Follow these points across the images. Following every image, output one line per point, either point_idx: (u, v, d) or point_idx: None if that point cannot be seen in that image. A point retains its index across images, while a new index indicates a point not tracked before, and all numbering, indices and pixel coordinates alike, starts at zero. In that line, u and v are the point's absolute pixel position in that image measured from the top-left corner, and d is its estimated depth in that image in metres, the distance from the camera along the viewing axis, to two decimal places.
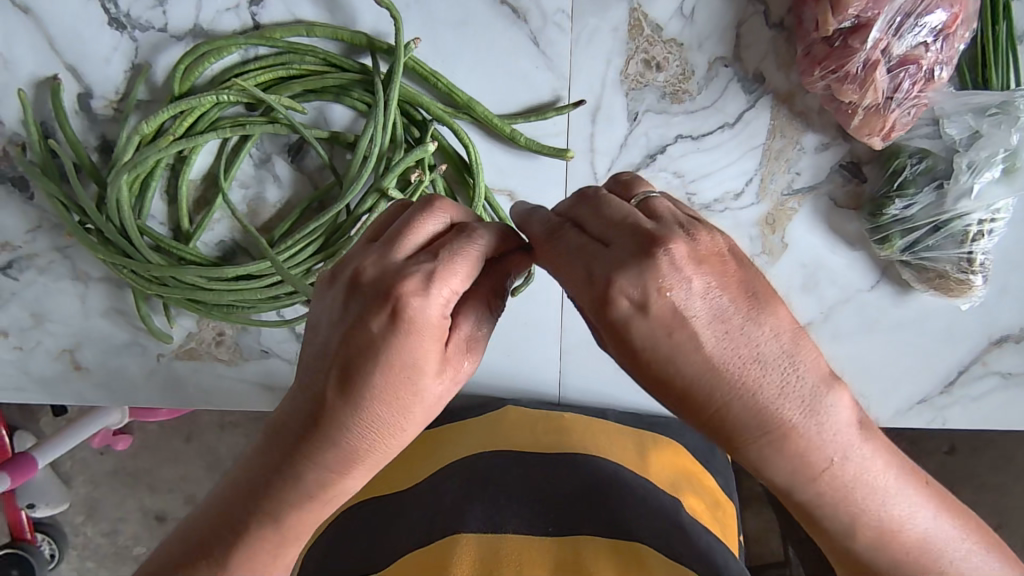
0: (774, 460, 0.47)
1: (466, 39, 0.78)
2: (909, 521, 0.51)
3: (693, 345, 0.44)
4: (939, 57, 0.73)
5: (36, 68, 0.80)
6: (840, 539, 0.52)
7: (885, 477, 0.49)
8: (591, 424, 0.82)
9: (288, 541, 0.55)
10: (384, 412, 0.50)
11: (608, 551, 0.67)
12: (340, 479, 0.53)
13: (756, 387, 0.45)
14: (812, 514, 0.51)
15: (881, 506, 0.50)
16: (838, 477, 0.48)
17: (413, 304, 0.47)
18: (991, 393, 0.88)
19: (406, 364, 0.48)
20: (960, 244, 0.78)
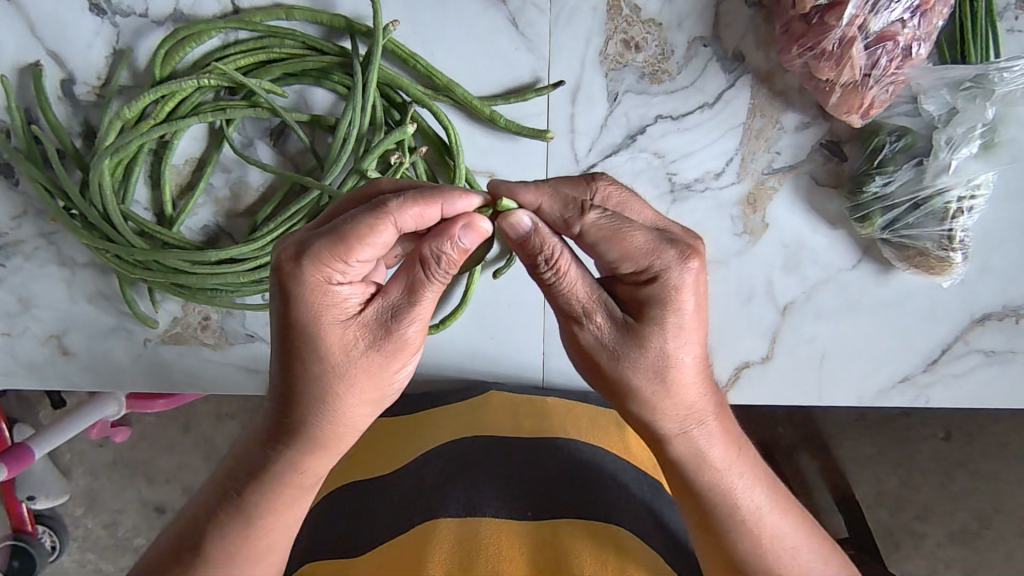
0: (685, 448, 0.60)
1: (446, 21, 0.79)
2: (790, 542, 0.64)
3: (687, 343, 0.55)
4: (917, 33, 0.73)
5: (18, 55, 0.80)
6: (738, 550, 0.63)
7: (768, 500, 0.63)
8: (572, 407, 0.82)
9: (251, 527, 0.58)
10: (324, 385, 0.53)
11: (589, 534, 0.67)
12: (292, 454, 0.56)
13: (693, 390, 0.58)
14: (716, 519, 0.62)
15: (771, 518, 0.63)
16: (731, 474, 0.62)
17: (307, 282, 0.51)
18: (974, 370, 0.88)
19: (303, 329, 0.52)
20: (941, 221, 0.78)
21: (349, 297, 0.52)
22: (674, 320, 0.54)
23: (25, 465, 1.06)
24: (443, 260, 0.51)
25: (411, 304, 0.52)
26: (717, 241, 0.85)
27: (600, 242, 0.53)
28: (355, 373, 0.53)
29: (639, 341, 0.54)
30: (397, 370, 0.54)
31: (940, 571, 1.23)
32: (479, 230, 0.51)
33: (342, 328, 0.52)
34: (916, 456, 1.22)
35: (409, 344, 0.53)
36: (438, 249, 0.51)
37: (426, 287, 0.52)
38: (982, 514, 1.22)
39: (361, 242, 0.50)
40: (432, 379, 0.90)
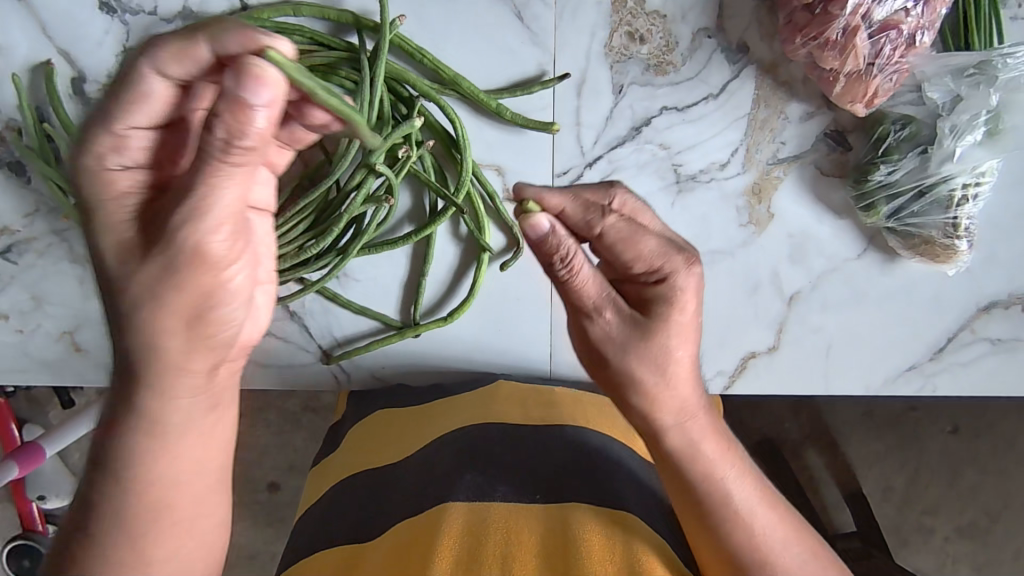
0: (678, 440, 0.63)
1: (451, 14, 0.79)
2: (782, 541, 0.64)
3: (680, 338, 0.59)
4: (921, 22, 0.73)
5: (30, 54, 0.81)
6: (732, 549, 0.64)
7: (757, 497, 0.65)
8: (580, 398, 0.82)
9: (139, 484, 0.53)
10: (134, 307, 0.50)
11: (593, 518, 0.67)
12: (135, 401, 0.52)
13: (684, 384, 0.61)
14: (709, 516, 0.64)
15: (761, 517, 0.65)
16: (723, 467, 0.65)
17: (84, 170, 0.51)
18: (980, 359, 0.89)
19: (90, 223, 0.51)
20: (946, 209, 0.78)
21: (136, 183, 0.52)
22: (675, 318, 0.58)
23: (36, 464, 1.07)
24: (215, 133, 0.45)
25: (179, 200, 0.47)
26: (722, 232, 0.85)
27: (618, 243, 0.58)
28: (147, 289, 0.49)
29: (641, 333, 0.58)
30: (206, 278, 0.50)
31: (947, 565, 1.24)
32: (260, 75, 0.43)
33: (128, 232, 0.50)
34: (925, 452, 1.22)
35: (204, 255, 0.49)
36: (213, 114, 0.45)
37: (195, 189, 0.47)
38: (990, 509, 1.22)
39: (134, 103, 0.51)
40: (441, 372, 0.91)
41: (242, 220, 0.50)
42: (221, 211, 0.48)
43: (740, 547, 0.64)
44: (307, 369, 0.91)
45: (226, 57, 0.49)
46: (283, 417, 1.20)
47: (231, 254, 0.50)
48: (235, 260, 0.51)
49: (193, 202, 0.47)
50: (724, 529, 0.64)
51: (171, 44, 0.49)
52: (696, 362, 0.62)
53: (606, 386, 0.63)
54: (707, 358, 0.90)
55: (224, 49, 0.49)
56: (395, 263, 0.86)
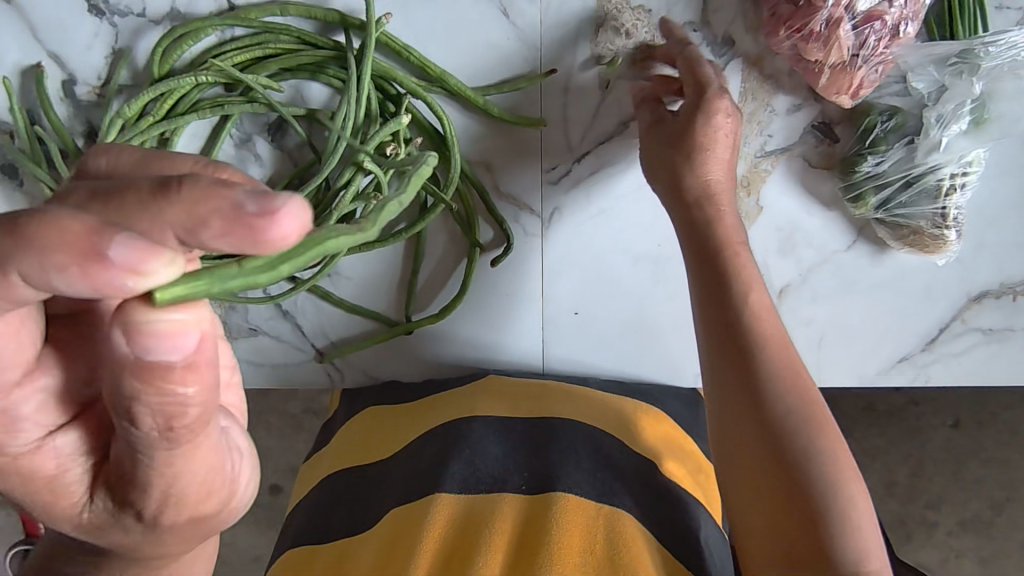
0: (703, 215, 0.72)
1: (437, 13, 0.80)
2: (782, 359, 0.66)
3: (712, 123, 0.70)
4: (904, 13, 0.73)
5: (20, 57, 0.82)
6: (738, 338, 0.67)
7: (773, 322, 0.68)
8: (572, 390, 0.82)
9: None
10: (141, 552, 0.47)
11: (578, 508, 0.67)
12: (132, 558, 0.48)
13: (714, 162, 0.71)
14: (726, 300, 0.69)
15: (770, 327, 0.68)
16: (760, 318, 0.68)
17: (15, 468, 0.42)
18: (972, 349, 0.89)
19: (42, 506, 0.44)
20: (934, 199, 0.79)
21: (64, 455, 0.43)
22: (716, 125, 0.70)
23: None
24: (146, 424, 0.37)
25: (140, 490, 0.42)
26: None
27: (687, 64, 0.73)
28: (147, 542, 0.45)
29: (682, 132, 0.72)
30: (211, 524, 0.46)
31: (953, 560, 1.22)
32: (174, 335, 0.35)
33: (81, 506, 0.44)
34: (925, 445, 1.22)
35: (196, 517, 0.44)
36: (131, 407, 0.37)
37: (150, 480, 0.41)
38: (993, 501, 1.22)
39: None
40: (437, 368, 0.91)
41: (220, 471, 0.43)
42: (196, 479, 0.42)
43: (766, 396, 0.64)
44: (298, 369, 0.91)
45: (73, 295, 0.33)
46: (282, 420, 1.21)
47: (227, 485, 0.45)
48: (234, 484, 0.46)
49: (157, 493, 0.42)
50: (755, 381, 0.65)
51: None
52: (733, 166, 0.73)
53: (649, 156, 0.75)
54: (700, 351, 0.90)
55: (65, 288, 0.33)
56: (383, 259, 0.86)
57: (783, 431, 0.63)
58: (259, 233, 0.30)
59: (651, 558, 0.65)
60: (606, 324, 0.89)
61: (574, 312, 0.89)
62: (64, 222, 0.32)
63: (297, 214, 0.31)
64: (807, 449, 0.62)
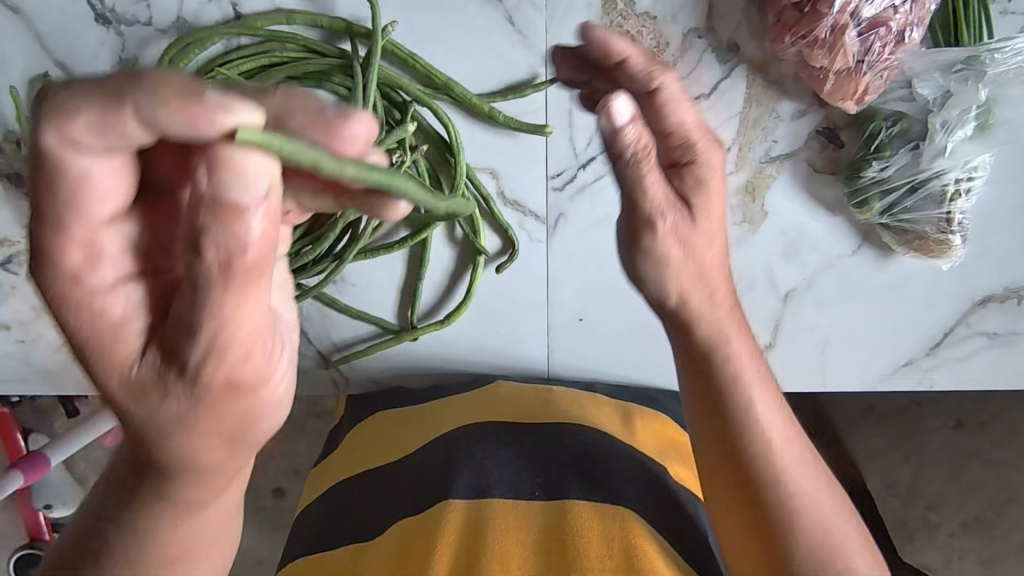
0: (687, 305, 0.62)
1: (443, 22, 0.80)
2: (781, 446, 0.62)
3: (701, 206, 0.60)
4: (909, 18, 0.74)
5: (28, 67, 0.82)
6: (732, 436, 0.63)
7: (768, 405, 0.64)
8: (578, 394, 0.82)
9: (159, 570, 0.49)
10: (160, 433, 0.42)
11: (593, 513, 0.68)
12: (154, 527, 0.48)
13: (695, 253, 0.60)
14: (716, 398, 0.63)
15: (766, 413, 0.63)
16: (746, 368, 0.63)
17: (64, 309, 0.40)
18: (976, 353, 0.89)
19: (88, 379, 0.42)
20: (939, 204, 0.79)
21: (133, 304, 0.41)
22: (710, 206, 0.60)
23: (42, 473, 1.08)
24: (210, 252, 0.37)
25: (192, 335, 0.39)
26: None
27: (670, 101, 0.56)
28: (180, 419, 0.42)
29: (694, 228, 0.59)
30: (248, 406, 0.43)
31: (955, 560, 1.23)
32: (247, 170, 0.35)
33: (133, 360, 0.41)
34: (927, 446, 1.22)
35: (238, 383, 0.42)
36: (198, 237, 0.36)
37: (205, 315, 0.39)
38: (993, 504, 1.21)
39: (67, 194, 0.37)
40: (440, 374, 0.91)
41: (266, 332, 0.42)
42: (249, 327, 0.40)
43: (755, 458, 0.62)
44: (305, 375, 0.92)
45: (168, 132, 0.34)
46: (287, 424, 1.21)
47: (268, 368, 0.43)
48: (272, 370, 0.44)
49: (208, 337, 0.39)
50: (744, 442, 0.62)
51: (91, 109, 0.34)
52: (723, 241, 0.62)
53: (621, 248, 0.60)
54: None
55: (169, 125, 0.34)
56: (389, 267, 0.86)
57: (775, 497, 0.61)
58: (335, 132, 0.35)
59: (664, 557, 0.65)
60: (612, 328, 0.89)
61: (580, 318, 0.89)
62: (179, 77, 0.34)
63: (365, 125, 0.36)
64: (803, 514, 0.60)
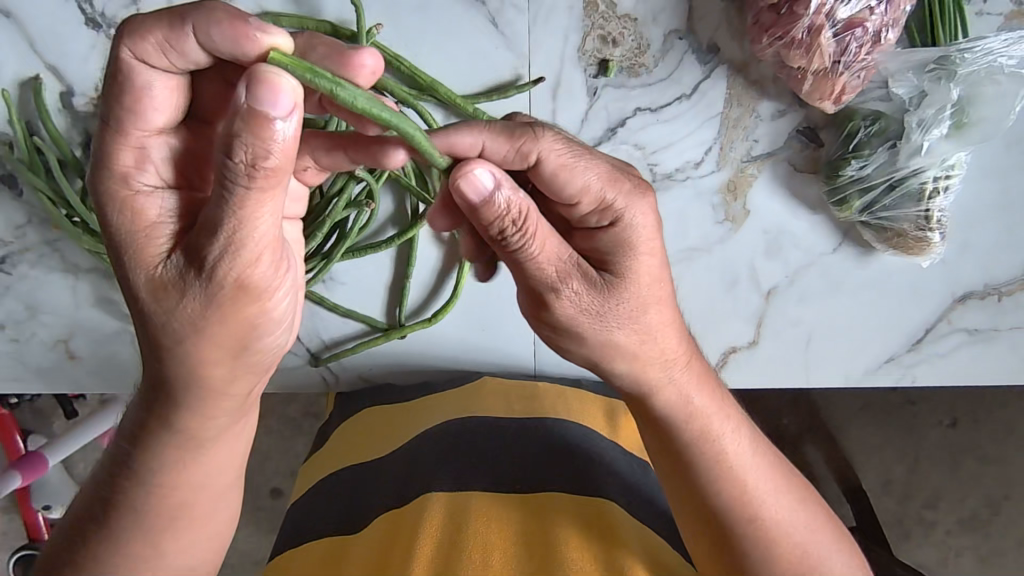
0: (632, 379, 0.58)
1: (427, 24, 0.81)
2: (752, 477, 0.63)
3: (638, 266, 0.53)
4: (884, 20, 0.75)
5: (18, 70, 0.83)
6: (701, 485, 0.63)
7: (733, 439, 0.63)
8: (564, 390, 0.83)
9: (162, 496, 0.56)
10: (168, 334, 0.47)
11: (570, 503, 0.70)
12: (163, 439, 0.54)
13: (629, 333, 0.55)
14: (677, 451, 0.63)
15: (732, 448, 0.63)
16: (699, 404, 0.61)
17: (111, 200, 0.47)
18: (958, 349, 0.90)
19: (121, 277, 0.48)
20: (918, 202, 0.80)
21: (167, 211, 0.47)
22: (635, 271, 0.53)
23: (39, 473, 1.10)
24: (236, 155, 0.40)
25: (211, 234, 0.43)
26: (700, 228, 0.87)
27: (559, 173, 0.51)
28: (189, 324, 0.46)
29: (614, 294, 0.53)
30: (254, 312, 0.47)
31: (950, 560, 1.25)
32: (274, 82, 0.39)
33: (158, 261, 0.46)
34: (922, 443, 1.23)
35: (248, 286, 0.45)
36: (224, 141, 0.40)
37: (224, 219, 0.43)
38: (991, 500, 1.23)
39: (129, 101, 0.47)
40: (429, 371, 0.92)
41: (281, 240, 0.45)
42: (259, 235, 0.44)
43: (712, 489, 0.63)
44: (294, 372, 0.92)
45: (218, 47, 0.45)
46: (282, 424, 1.22)
47: (277, 278, 0.47)
48: (278, 285, 0.48)
49: (227, 233, 0.43)
50: (700, 475, 0.63)
51: (158, 30, 0.45)
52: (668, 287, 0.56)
53: (533, 315, 0.55)
54: None
55: (218, 41, 0.45)
56: (378, 266, 0.88)
57: (734, 519, 0.63)
58: (349, 58, 0.48)
59: (636, 535, 0.68)
60: None
61: None
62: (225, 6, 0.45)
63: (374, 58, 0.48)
64: (761, 527, 0.63)
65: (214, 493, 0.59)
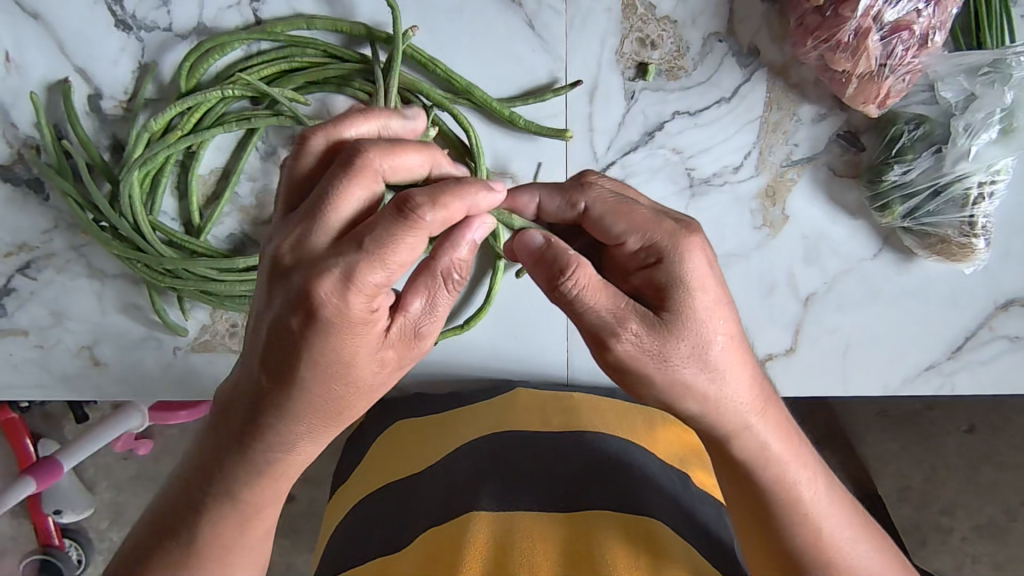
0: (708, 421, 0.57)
1: (463, 27, 0.80)
2: (824, 516, 0.62)
3: (699, 305, 0.52)
4: (932, 22, 0.74)
5: (47, 73, 0.82)
6: (775, 520, 0.61)
7: (803, 474, 0.61)
8: (599, 403, 0.82)
9: (220, 534, 0.57)
10: (354, 399, 0.50)
11: (618, 522, 0.67)
12: (238, 485, 0.55)
13: (699, 375, 0.53)
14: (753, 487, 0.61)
15: (804, 485, 0.61)
16: (779, 452, 0.60)
17: (346, 311, 0.46)
18: (998, 357, 0.88)
19: (331, 360, 0.47)
20: (961, 208, 0.79)
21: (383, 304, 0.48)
22: (696, 314, 0.52)
23: (56, 478, 1.08)
24: (459, 271, 0.50)
25: (436, 317, 0.50)
26: (738, 235, 0.85)
27: (608, 215, 0.55)
28: (378, 386, 0.51)
29: (675, 333, 0.51)
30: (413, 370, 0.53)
31: (967, 565, 1.22)
32: (489, 203, 0.50)
33: (378, 345, 0.48)
34: (940, 451, 1.21)
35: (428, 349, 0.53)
36: (447, 249, 0.49)
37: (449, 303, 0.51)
38: (1010, 507, 1.21)
39: (378, 232, 0.45)
40: (457, 378, 0.91)
41: None
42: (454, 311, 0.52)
43: (789, 530, 0.61)
44: None
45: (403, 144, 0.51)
46: None
47: None
48: None
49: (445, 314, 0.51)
50: (783, 523, 0.61)
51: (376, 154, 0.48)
52: (739, 329, 0.54)
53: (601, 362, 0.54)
54: None
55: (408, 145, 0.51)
56: None
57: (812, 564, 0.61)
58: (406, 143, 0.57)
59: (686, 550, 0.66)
60: None
61: None
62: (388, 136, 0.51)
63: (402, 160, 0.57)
64: (837, 573, 0.61)
65: (264, 530, 0.59)
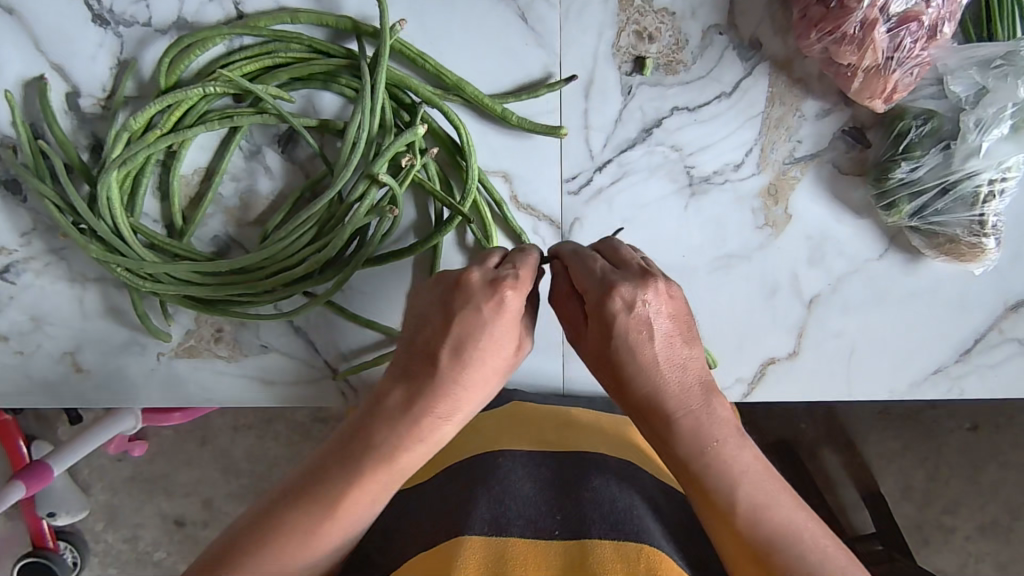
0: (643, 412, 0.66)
1: (454, 20, 0.77)
2: (774, 513, 0.62)
3: (616, 328, 0.65)
4: (942, 13, 0.71)
5: (23, 70, 0.79)
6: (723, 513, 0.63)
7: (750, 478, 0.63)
8: (600, 421, 0.80)
9: (337, 509, 0.62)
10: (492, 381, 0.67)
11: (617, 555, 0.63)
12: (371, 461, 0.63)
13: (621, 374, 0.66)
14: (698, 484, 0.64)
15: (747, 487, 0.63)
16: (731, 457, 0.64)
17: (514, 298, 0.65)
18: (1009, 360, 0.85)
19: (496, 334, 0.65)
20: (971, 206, 0.75)
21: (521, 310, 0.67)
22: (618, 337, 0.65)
23: (45, 482, 1.06)
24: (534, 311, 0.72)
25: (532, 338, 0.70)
26: (738, 235, 0.82)
27: (578, 266, 0.68)
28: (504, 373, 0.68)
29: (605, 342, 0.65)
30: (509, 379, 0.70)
31: (970, 565, 1.19)
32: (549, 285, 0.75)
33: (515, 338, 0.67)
34: (943, 449, 1.18)
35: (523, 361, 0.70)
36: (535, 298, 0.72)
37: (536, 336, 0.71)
38: (1014, 506, 1.18)
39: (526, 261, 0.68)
40: None
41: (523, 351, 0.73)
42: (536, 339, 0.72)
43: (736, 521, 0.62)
44: (309, 387, 0.89)
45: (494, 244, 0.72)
46: (291, 429, 1.19)
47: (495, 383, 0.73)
48: None
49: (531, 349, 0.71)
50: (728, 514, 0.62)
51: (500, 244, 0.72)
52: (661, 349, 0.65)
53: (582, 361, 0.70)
54: (722, 366, 0.86)
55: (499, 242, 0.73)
56: (399, 275, 0.84)
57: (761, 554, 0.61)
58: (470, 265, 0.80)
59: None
60: None
61: None
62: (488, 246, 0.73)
63: None
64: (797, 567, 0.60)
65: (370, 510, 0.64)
